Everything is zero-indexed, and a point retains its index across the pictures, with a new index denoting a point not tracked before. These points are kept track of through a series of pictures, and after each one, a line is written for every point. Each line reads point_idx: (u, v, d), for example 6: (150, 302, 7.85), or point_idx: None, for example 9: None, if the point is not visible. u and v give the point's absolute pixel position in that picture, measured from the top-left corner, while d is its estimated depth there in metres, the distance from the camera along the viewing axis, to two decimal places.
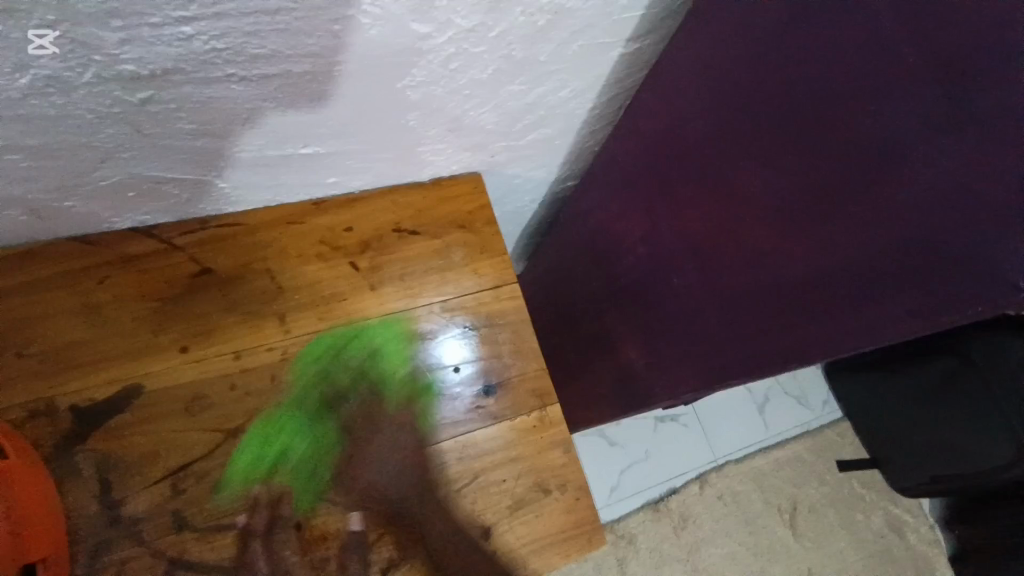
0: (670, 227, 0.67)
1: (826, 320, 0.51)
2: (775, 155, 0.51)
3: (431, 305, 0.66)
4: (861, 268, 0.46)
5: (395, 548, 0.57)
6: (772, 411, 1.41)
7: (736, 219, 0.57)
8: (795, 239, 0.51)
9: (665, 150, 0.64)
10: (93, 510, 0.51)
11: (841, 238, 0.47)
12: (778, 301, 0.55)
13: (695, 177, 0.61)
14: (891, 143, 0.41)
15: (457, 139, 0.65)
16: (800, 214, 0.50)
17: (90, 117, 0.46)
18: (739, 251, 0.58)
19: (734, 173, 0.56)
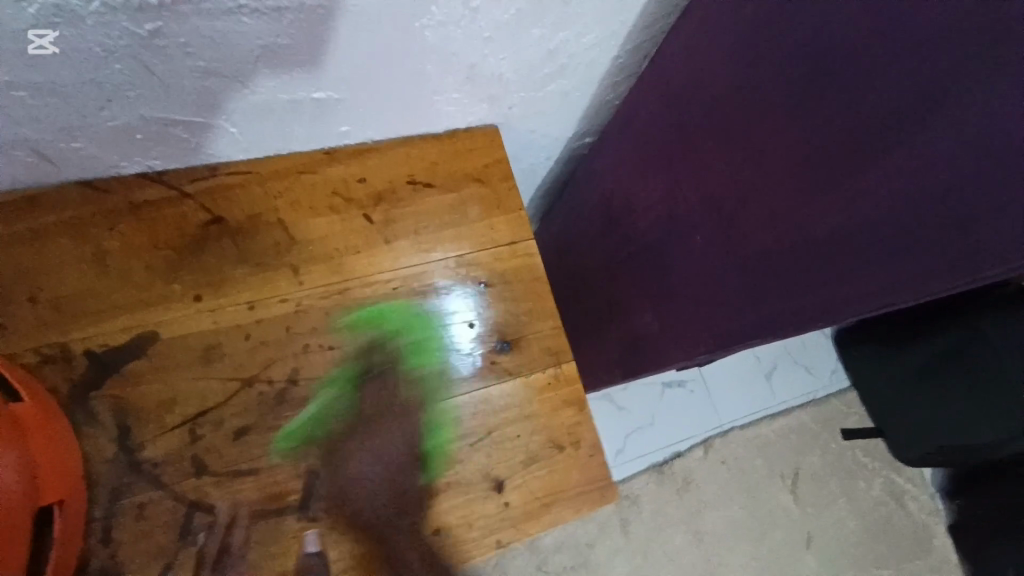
0: (688, 185, 0.65)
1: (851, 278, 0.49)
2: (813, 103, 0.49)
3: (446, 260, 0.65)
4: (895, 221, 0.45)
5: (411, 499, 0.57)
6: (778, 380, 1.42)
7: (764, 173, 0.56)
8: (825, 194, 0.50)
9: (688, 105, 0.63)
10: (112, 454, 0.51)
11: (871, 193, 0.46)
12: (798, 260, 0.54)
13: (722, 130, 0.60)
14: (942, 88, 0.41)
15: (474, 88, 0.63)
16: (827, 168, 0.50)
17: (97, 51, 0.44)
18: (763, 208, 0.56)
19: (766, 125, 0.54)
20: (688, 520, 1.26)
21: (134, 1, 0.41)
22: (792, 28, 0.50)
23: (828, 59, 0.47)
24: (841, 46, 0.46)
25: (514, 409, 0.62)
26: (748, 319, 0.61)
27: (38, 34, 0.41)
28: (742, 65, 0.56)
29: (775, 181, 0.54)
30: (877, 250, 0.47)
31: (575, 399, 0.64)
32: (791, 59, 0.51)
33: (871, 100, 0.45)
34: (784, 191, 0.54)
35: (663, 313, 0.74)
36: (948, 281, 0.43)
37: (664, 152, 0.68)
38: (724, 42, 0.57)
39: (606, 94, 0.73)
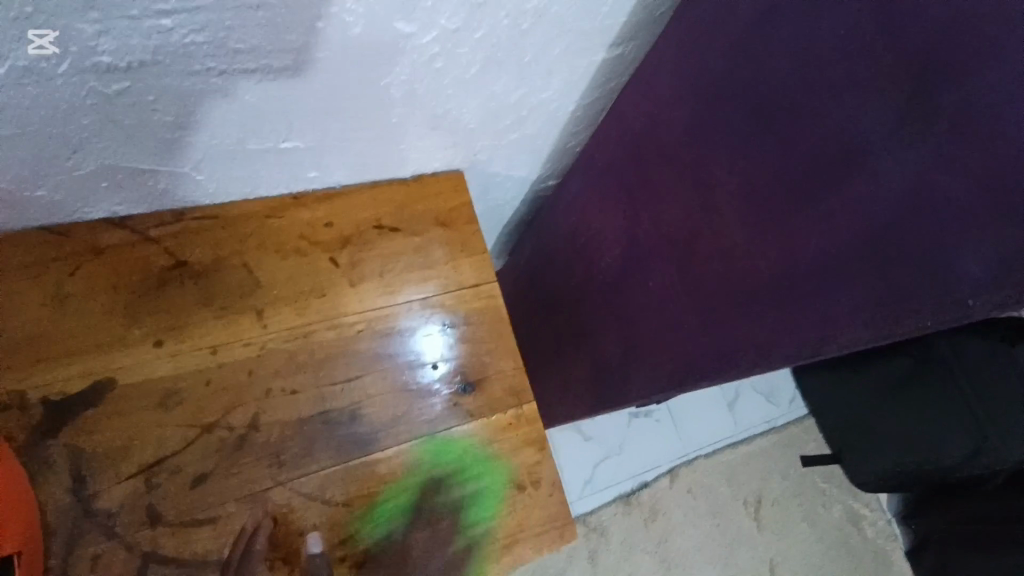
0: (646, 223, 0.69)
1: (789, 317, 0.53)
2: (751, 154, 0.54)
3: (411, 302, 0.67)
4: (826, 264, 0.49)
5: (372, 542, 0.57)
6: (740, 408, 1.46)
7: (710, 216, 0.60)
8: (764, 237, 0.54)
9: (643, 152, 0.67)
10: (66, 505, 0.50)
11: (805, 237, 0.50)
12: (744, 297, 0.57)
13: (672, 176, 0.64)
14: (857, 148, 0.46)
15: (439, 137, 0.66)
16: (767, 213, 0.54)
17: (65, 107, 0.45)
18: (711, 249, 0.60)
19: (711, 173, 0.59)
20: (656, 549, 1.28)
21: (104, 64, 0.43)
22: (732, 86, 0.55)
23: (762, 117, 0.52)
24: (773, 106, 0.51)
25: (476, 449, 0.64)
26: (698, 353, 0.64)
27: (38, 34, 0.39)
28: (690, 117, 0.60)
29: (724, 223, 0.58)
30: (812, 292, 0.50)
31: (536, 438, 0.66)
32: (731, 114, 0.55)
33: (801, 154, 0.50)
34: (732, 232, 0.58)
35: (622, 351, 0.77)
36: (873, 324, 0.46)
37: (624, 191, 0.72)
38: (676, 94, 0.61)
39: (566, 142, 0.76)
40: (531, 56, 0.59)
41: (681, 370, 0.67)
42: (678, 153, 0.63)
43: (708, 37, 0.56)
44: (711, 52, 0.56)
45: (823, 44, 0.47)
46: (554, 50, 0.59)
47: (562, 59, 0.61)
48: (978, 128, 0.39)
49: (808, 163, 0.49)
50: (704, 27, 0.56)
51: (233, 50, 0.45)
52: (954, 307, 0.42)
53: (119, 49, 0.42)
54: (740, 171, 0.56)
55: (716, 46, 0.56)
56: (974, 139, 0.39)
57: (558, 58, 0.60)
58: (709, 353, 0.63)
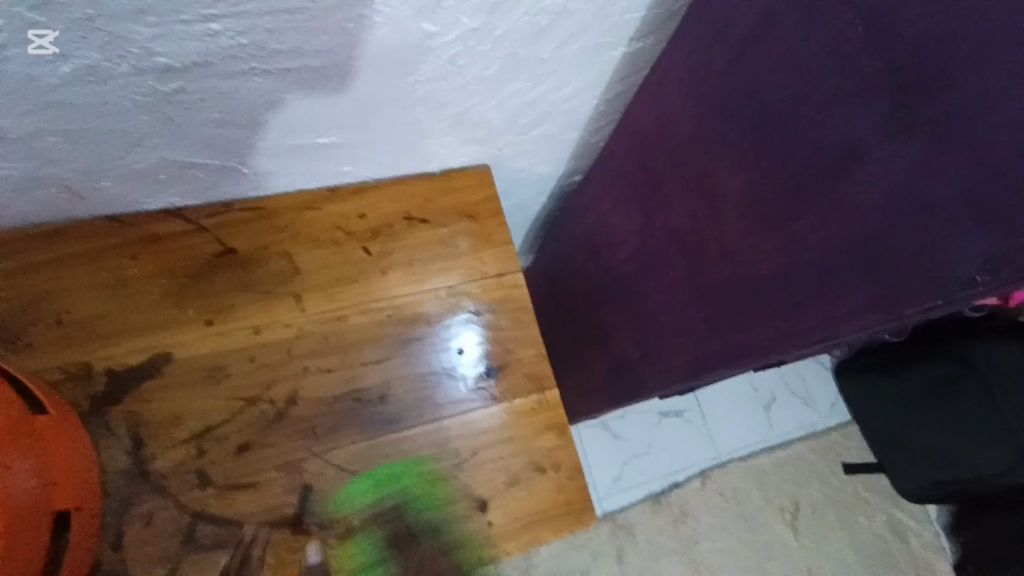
0: (657, 224, 0.70)
1: (793, 314, 0.53)
2: (752, 155, 0.55)
3: (437, 290, 0.70)
4: (825, 261, 0.49)
5: (398, 514, 0.61)
6: (776, 411, 1.42)
7: (716, 216, 0.60)
8: (765, 236, 0.55)
9: (659, 149, 0.68)
10: (124, 466, 0.56)
11: (803, 238, 0.51)
12: (747, 298, 0.58)
13: (681, 176, 0.65)
14: (847, 143, 0.46)
15: (463, 133, 0.69)
16: (764, 217, 0.55)
17: (127, 104, 0.50)
18: (719, 248, 0.61)
19: (716, 173, 0.59)
20: (684, 550, 1.26)
21: (161, 65, 0.47)
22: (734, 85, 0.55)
23: (763, 115, 0.53)
24: (769, 104, 0.52)
25: (498, 432, 0.65)
26: (711, 350, 0.64)
27: (38, 34, 0.41)
28: (694, 119, 0.61)
29: (727, 222, 0.59)
30: (809, 289, 0.51)
31: (557, 424, 0.67)
32: (733, 114, 0.56)
33: (797, 151, 0.50)
34: (733, 236, 0.59)
35: (642, 342, 0.77)
36: (875, 318, 0.46)
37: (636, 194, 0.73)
38: (682, 100, 0.62)
39: (589, 138, 0.78)
40: (551, 53, 0.60)
41: (696, 363, 0.67)
42: (687, 153, 0.63)
43: (712, 36, 0.56)
44: (713, 53, 0.57)
45: (817, 42, 0.46)
46: (574, 46, 0.60)
47: (581, 55, 0.62)
48: (959, 124, 0.39)
49: (801, 164, 0.50)
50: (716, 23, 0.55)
51: (274, 51, 0.49)
52: (951, 302, 0.42)
53: (173, 51, 0.46)
54: (742, 174, 0.56)
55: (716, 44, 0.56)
56: (961, 133, 0.39)
57: (578, 53, 0.62)
58: (719, 349, 0.63)
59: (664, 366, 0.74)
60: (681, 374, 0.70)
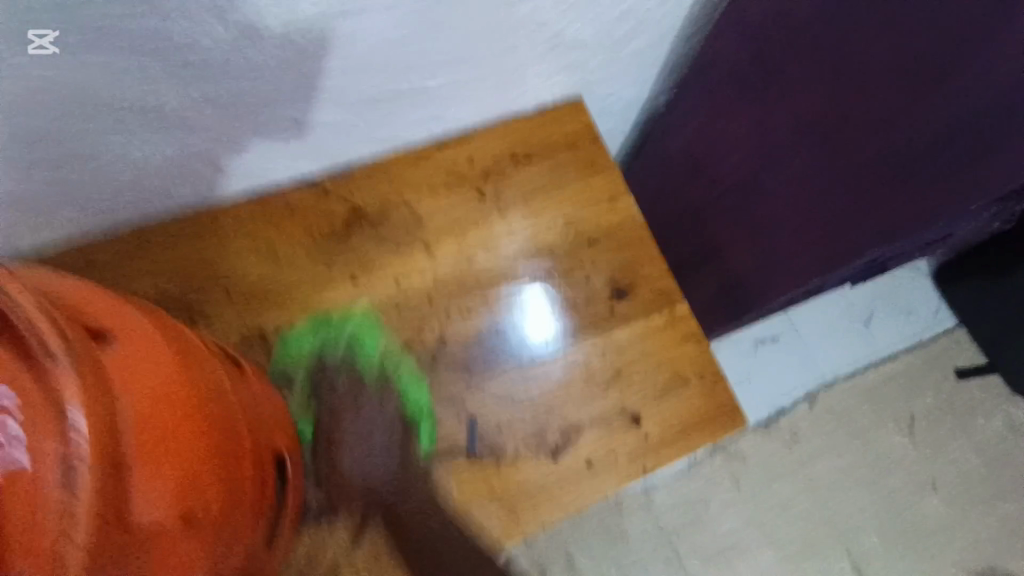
0: (773, 122, 0.69)
1: (975, 166, 0.54)
2: (891, 19, 0.53)
3: (554, 221, 0.71)
4: (1019, 95, 0.49)
5: (560, 434, 0.63)
6: (876, 324, 1.37)
7: (855, 93, 0.59)
8: (928, 94, 0.53)
9: (768, 37, 0.65)
10: (306, 412, 0.60)
11: (982, 82, 0.50)
12: (919, 164, 0.57)
13: (800, 64, 0.63)
14: None
15: (560, 57, 0.69)
16: (921, 77, 0.53)
17: (272, 67, 0.52)
18: (863, 126, 0.60)
19: (845, 50, 0.58)
20: (800, 470, 1.26)
21: (306, 19, 0.49)
22: None
23: None
24: None
25: (638, 349, 0.67)
26: (870, 228, 0.65)
27: (39, 34, 0.42)
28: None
29: (875, 93, 0.57)
30: (1006, 129, 0.51)
31: (694, 334, 0.68)
32: None
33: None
34: (880, 108, 0.57)
35: (762, 246, 0.80)
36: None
37: (743, 89, 0.72)
38: None
39: (679, 49, 0.76)
40: None
41: (847, 247, 0.69)
42: (804, 37, 0.61)
43: None
44: None
45: None
46: None
47: None
48: None
49: (960, 9, 0.49)
50: None
51: None
52: None
53: (319, 1, 0.48)
54: (888, 39, 0.54)
55: None
56: None
57: None
58: (887, 226, 0.64)
59: (802, 258, 0.75)
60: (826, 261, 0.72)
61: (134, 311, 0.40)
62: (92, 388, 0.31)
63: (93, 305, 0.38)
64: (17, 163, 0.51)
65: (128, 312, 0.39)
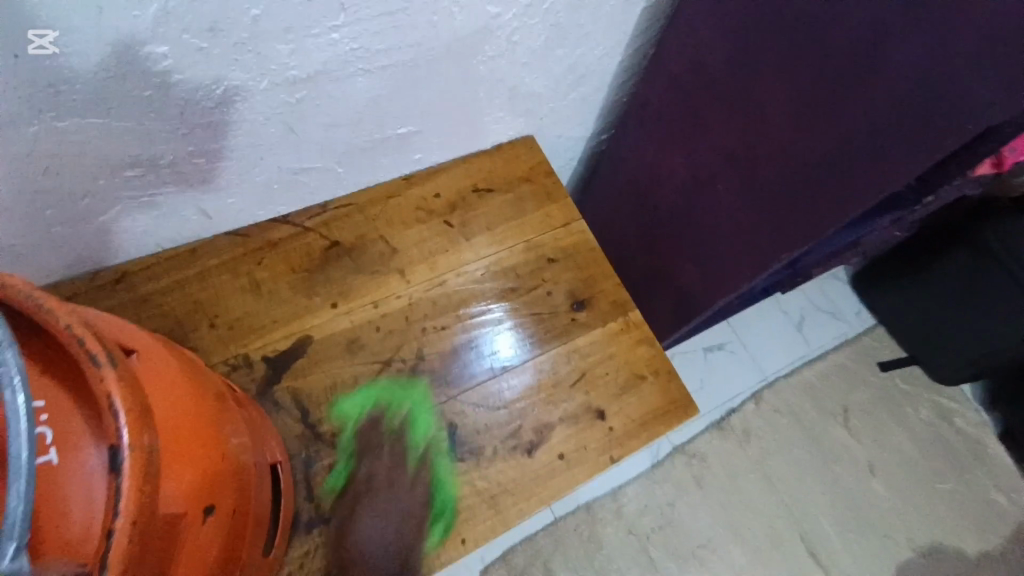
0: (702, 146, 0.79)
1: (850, 184, 0.61)
2: (784, 58, 0.63)
3: (517, 245, 0.79)
4: (875, 122, 0.57)
5: (534, 434, 0.69)
6: (809, 328, 1.52)
7: (762, 119, 0.69)
8: (813, 120, 0.63)
9: (691, 76, 0.76)
10: (298, 432, 0.64)
11: (849, 112, 0.59)
12: (810, 182, 0.65)
13: (720, 95, 0.74)
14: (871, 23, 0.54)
15: (515, 104, 0.79)
16: (807, 106, 0.63)
17: (260, 119, 0.60)
18: (768, 146, 0.69)
19: (755, 83, 0.68)
20: (756, 467, 1.36)
21: (292, 78, 0.57)
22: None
23: (789, 20, 0.62)
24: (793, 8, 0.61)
25: (599, 355, 0.75)
26: (777, 241, 0.73)
27: (39, 35, 0.43)
28: (725, 42, 0.70)
29: (775, 118, 0.67)
30: (867, 151, 0.58)
31: (646, 338, 0.77)
32: (761, 26, 0.65)
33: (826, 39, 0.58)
34: (780, 131, 0.67)
35: (699, 260, 0.88)
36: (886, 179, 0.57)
37: (672, 119, 0.82)
38: (708, 29, 0.71)
39: (615, 93, 0.88)
40: (586, 18, 0.70)
41: (761, 260, 0.76)
42: (720, 75, 0.72)
43: None
44: None
45: None
46: (604, 10, 0.70)
47: (609, 18, 0.72)
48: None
49: (831, 52, 0.59)
50: None
51: (376, 51, 0.60)
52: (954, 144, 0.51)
53: (302, 64, 0.56)
54: (788, 77, 0.64)
55: None
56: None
57: (607, 16, 0.72)
58: (789, 238, 0.71)
59: (728, 272, 0.83)
60: (746, 275, 0.80)
61: (141, 332, 0.43)
62: (134, 393, 0.33)
63: (105, 323, 0.40)
64: (26, 214, 0.55)
65: (134, 333, 0.41)
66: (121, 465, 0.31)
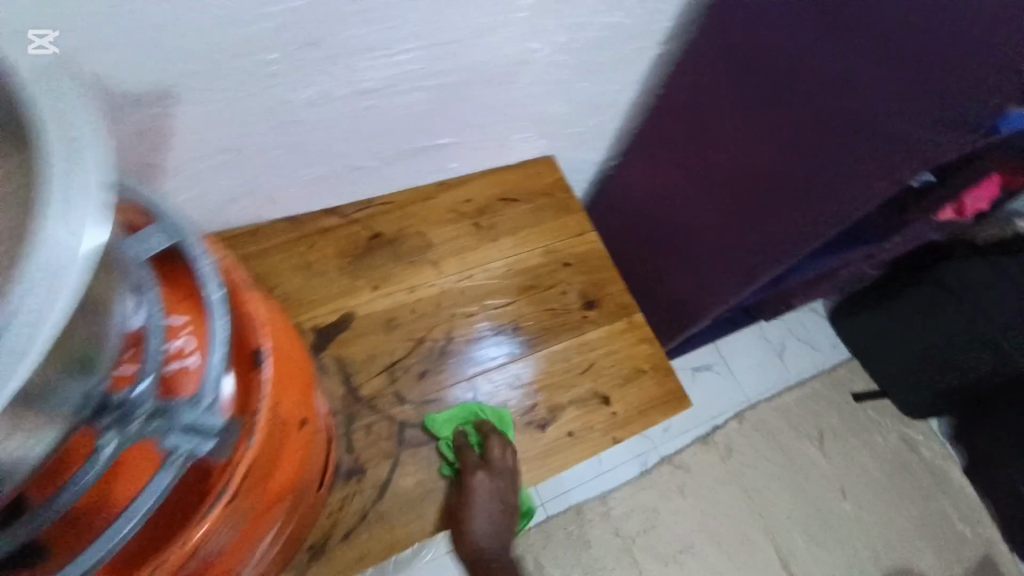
0: (698, 169, 0.91)
1: (834, 200, 0.73)
2: (768, 99, 0.76)
3: (536, 249, 0.90)
4: (849, 151, 0.69)
5: (546, 412, 0.78)
6: (789, 355, 1.63)
7: (751, 149, 0.81)
8: (795, 151, 0.75)
9: (688, 110, 0.89)
10: (341, 394, 0.72)
11: (826, 146, 0.71)
12: (797, 199, 0.77)
13: (715, 128, 0.86)
14: (842, 73, 0.66)
15: (541, 126, 0.90)
16: (788, 142, 0.75)
17: (334, 120, 0.70)
18: (759, 171, 0.81)
19: (743, 118, 0.81)
20: (736, 481, 1.44)
21: (365, 88, 0.68)
22: (745, 51, 0.76)
23: (771, 70, 0.74)
24: (774, 61, 0.73)
25: (604, 349, 0.85)
26: (770, 248, 0.85)
27: (38, 34, 0.46)
28: (715, 85, 0.83)
29: (764, 148, 0.79)
30: (847, 175, 0.70)
31: (647, 337, 0.87)
32: (748, 72, 0.77)
33: (801, 87, 0.71)
34: (767, 159, 0.79)
35: (697, 269, 1.00)
36: (866, 195, 0.69)
37: (673, 149, 0.95)
38: (704, 73, 0.83)
39: (627, 125, 1.00)
40: (608, 58, 0.83)
41: (756, 266, 0.88)
42: (715, 111, 0.85)
43: (722, 18, 0.77)
44: (722, 32, 0.78)
45: (804, 10, 0.68)
46: (623, 51, 0.83)
47: (627, 59, 0.85)
48: (927, 42, 0.58)
49: (805, 97, 0.71)
50: (720, 15, 0.77)
51: (435, 72, 0.71)
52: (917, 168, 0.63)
53: (377, 77, 0.67)
54: (772, 116, 0.76)
55: (725, 22, 0.77)
56: (927, 49, 0.58)
57: (625, 58, 0.84)
58: (783, 247, 0.83)
59: (725, 278, 0.95)
60: (743, 277, 0.92)
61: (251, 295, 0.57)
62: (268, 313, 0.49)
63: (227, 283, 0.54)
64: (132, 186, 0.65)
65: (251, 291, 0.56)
66: (264, 355, 0.46)
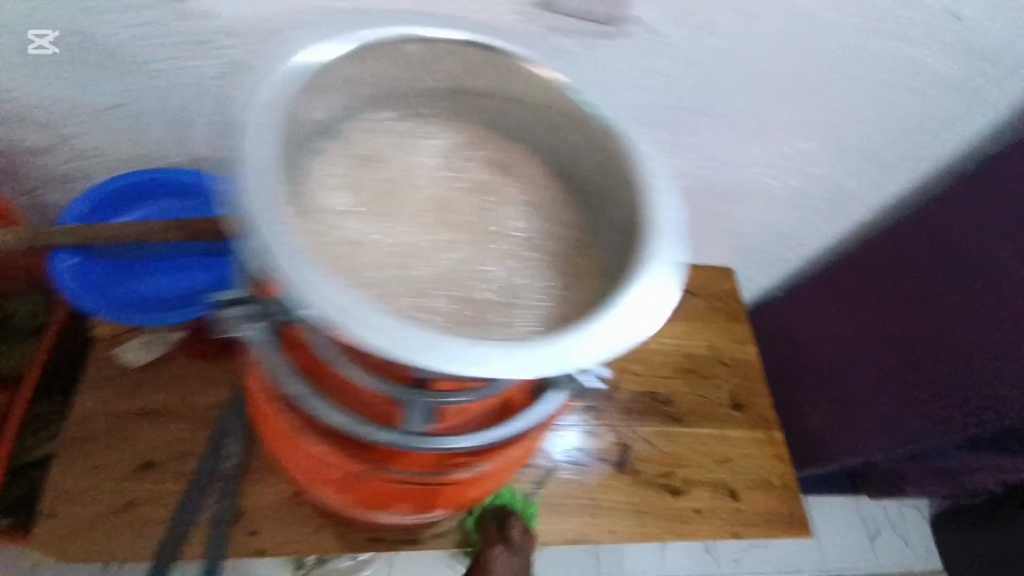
0: (876, 326, 0.87)
1: (940, 399, 0.76)
2: (924, 286, 0.81)
3: (702, 342, 0.97)
4: (976, 357, 0.73)
5: (679, 484, 0.85)
6: (880, 542, 1.55)
7: (910, 318, 0.82)
8: (970, 331, 0.74)
9: (892, 269, 0.86)
10: None
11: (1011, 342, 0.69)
12: (909, 387, 0.81)
13: (932, 286, 0.80)
14: (990, 287, 0.73)
15: (736, 244, 0.99)
16: (920, 329, 0.80)
17: None
18: (937, 338, 0.78)
19: (902, 299, 0.84)
20: None
21: None
22: (930, 244, 0.82)
23: (932, 264, 0.81)
24: (950, 259, 0.79)
25: (742, 450, 0.90)
26: (866, 422, 0.88)
27: (39, 35, 0.57)
28: (920, 255, 0.83)
29: (944, 318, 0.77)
30: (962, 379, 0.74)
31: (783, 455, 0.91)
32: (918, 266, 0.83)
33: (953, 287, 0.78)
34: (910, 337, 0.82)
35: (808, 423, 1.00)
36: (991, 405, 0.71)
37: (845, 299, 0.93)
38: (924, 239, 0.83)
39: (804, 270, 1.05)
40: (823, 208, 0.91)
41: (845, 426, 0.92)
42: (922, 273, 0.82)
43: (933, 211, 0.84)
44: (935, 221, 0.83)
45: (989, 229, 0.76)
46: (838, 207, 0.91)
47: (837, 214, 0.92)
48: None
49: (950, 298, 0.78)
50: (939, 204, 0.83)
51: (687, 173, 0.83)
52: None
53: None
54: (914, 300, 0.82)
55: (938, 215, 0.83)
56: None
57: (836, 213, 0.92)
58: (874, 420, 0.87)
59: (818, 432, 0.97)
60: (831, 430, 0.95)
61: None
62: None
63: None
64: None
65: None
66: None
